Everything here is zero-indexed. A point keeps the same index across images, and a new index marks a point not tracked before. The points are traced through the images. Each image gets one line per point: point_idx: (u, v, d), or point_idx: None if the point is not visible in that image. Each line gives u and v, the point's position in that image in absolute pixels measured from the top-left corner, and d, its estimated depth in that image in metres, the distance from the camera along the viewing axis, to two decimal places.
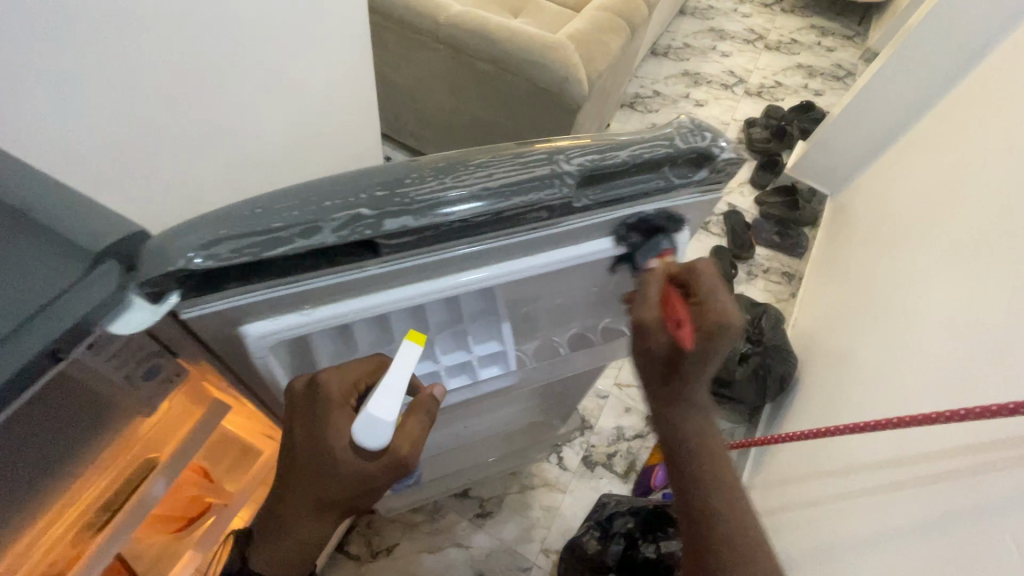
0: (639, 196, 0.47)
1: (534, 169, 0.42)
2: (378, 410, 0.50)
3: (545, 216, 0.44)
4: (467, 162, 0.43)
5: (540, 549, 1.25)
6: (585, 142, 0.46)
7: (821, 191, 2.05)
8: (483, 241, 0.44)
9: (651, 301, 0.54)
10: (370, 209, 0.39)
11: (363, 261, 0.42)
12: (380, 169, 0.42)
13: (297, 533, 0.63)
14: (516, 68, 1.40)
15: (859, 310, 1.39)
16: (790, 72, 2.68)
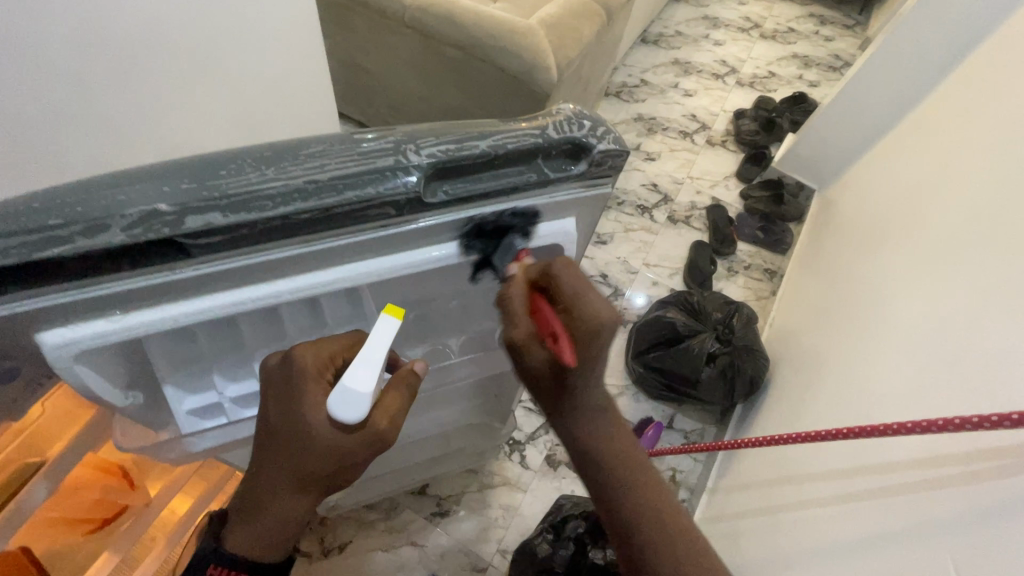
0: (485, 193, 0.48)
1: (371, 164, 0.44)
2: (354, 380, 0.49)
3: (379, 214, 0.45)
4: (304, 155, 0.44)
5: (496, 549, 1.22)
6: (440, 131, 0.47)
7: (809, 186, 1.99)
8: (315, 241, 0.45)
9: (518, 317, 0.53)
10: (174, 205, 0.40)
11: (169, 263, 0.41)
12: (218, 160, 0.44)
13: (271, 516, 0.59)
14: (484, 54, 1.35)
15: (833, 311, 1.34)
16: (785, 62, 2.61)
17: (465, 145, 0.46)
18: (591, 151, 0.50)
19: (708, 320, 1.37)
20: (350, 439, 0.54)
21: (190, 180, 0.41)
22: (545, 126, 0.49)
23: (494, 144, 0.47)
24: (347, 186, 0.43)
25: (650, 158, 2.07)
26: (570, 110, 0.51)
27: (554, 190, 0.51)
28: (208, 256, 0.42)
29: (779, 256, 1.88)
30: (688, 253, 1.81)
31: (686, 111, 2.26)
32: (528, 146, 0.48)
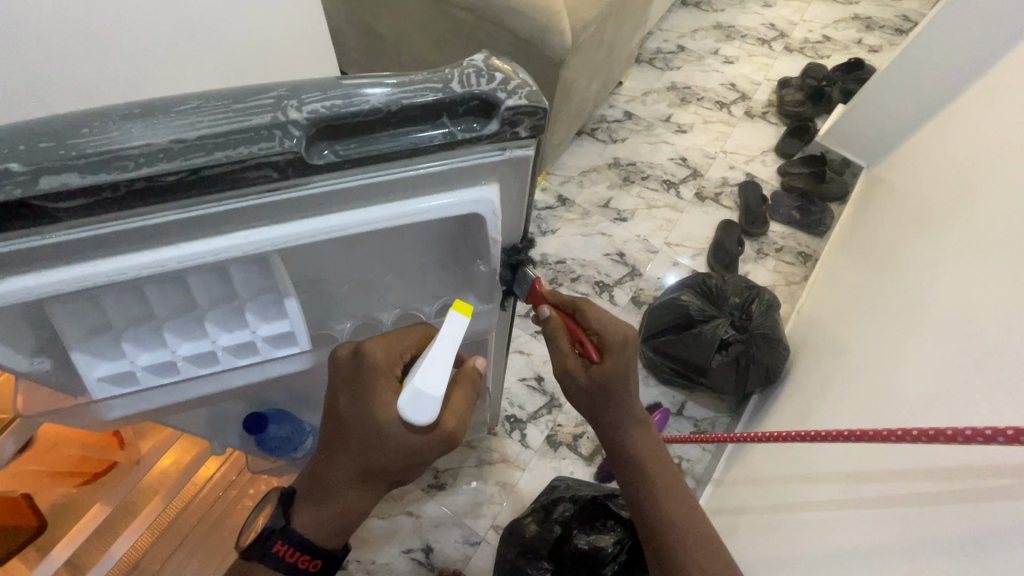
0: (378, 155, 0.41)
1: (246, 120, 0.38)
2: (425, 385, 0.51)
3: (257, 178, 0.39)
4: (175, 112, 0.38)
5: (491, 525, 1.22)
6: (327, 83, 0.40)
7: (856, 162, 1.82)
8: (193, 209, 0.40)
9: (565, 352, 0.75)
10: (26, 163, 0.34)
11: (38, 226, 0.36)
12: (89, 115, 0.38)
13: (344, 503, 0.67)
14: (495, 17, 1.29)
15: (865, 302, 1.23)
16: (843, 25, 2.37)
17: (353, 100, 0.39)
18: (500, 109, 0.41)
19: (724, 305, 1.29)
20: (418, 439, 0.59)
21: (47, 137, 0.36)
22: (449, 78, 0.41)
23: (385, 99, 0.40)
24: (219, 144, 0.37)
25: (681, 130, 1.94)
26: (483, 61, 0.43)
27: (461, 154, 0.44)
28: (76, 219, 0.37)
29: (815, 238, 1.74)
30: (714, 233, 1.71)
31: (725, 79, 2.11)
32: (425, 104, 0.40)
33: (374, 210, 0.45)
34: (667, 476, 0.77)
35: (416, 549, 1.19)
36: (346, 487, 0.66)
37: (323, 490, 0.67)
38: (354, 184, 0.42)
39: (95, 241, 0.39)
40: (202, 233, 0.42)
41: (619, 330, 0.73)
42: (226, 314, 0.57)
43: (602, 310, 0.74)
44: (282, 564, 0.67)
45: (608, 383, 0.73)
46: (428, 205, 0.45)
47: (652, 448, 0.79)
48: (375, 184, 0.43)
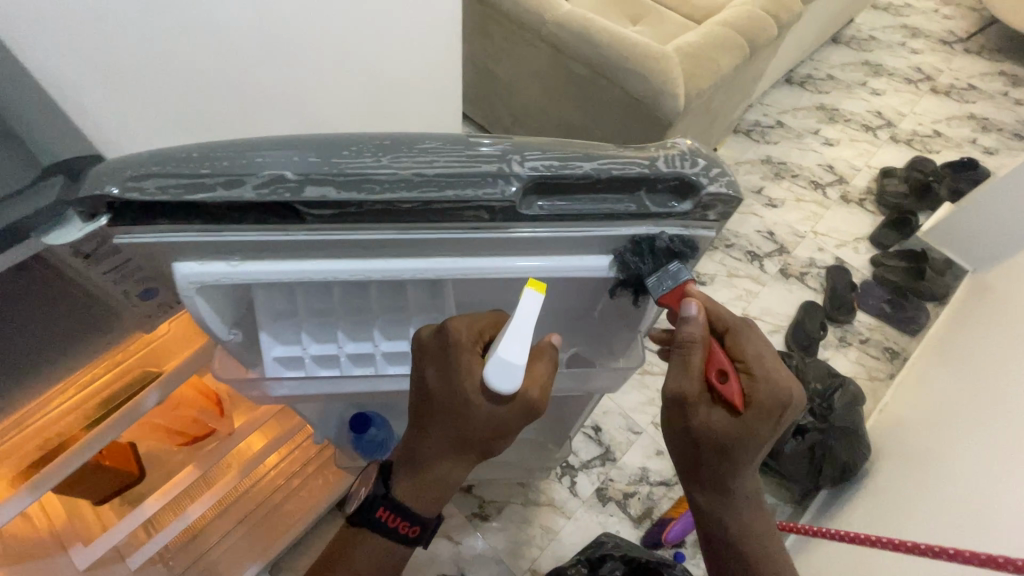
0: (586, 214, 0.41)
1: (477, 165, 0.39)
2: (508, 355, 0.47)
3: (467, 216, 0.39)
4: (419, 149, 0.40)
5: (528, 568, 1.20)
6: (543, 144, 0.41)
7: (959, 265, 1.73)
8: (411, 231, 0.40)
9: (695, 371, 0.55)
10: (301, 173, 0.37)
11: (285, 225, 0.37)
12: (346, 143, 0.41)
13: (437, 472, 0.62)
14: (612, 74, 1.35)
15: (959, 415, 1.15)
16: (956, 122, 2.30)
17: (570, 163, 0.40)
18: (697, 191, 0.41)
19: (803, 390, 1.24)
20: (507, 407, 0.55)
21: (318, 155, 0.38)
22: (653, 157, 0.41)
23: (596, 167, 0.41)
24: (455, 183, 0.38)
25: (772, 204, 1.93)
26: (681, 148, 0.43)
27: (647, 223, 0.43)
28: (320, 224, 0.38)
29: (905, 336, 1.65)
30: (796, 312, 1.66)
31: (823, 160, 2.08)
32: (628, 176, 0.41)
33: (571, 261, 0.46)
34: (764, 548, 0.66)
35: None
36: (445, 460, 0.61)
37: (416, 460, 0.63)
38: (557, 235, 0.42)
39: (311, 245, 0.40)
40: (400, 252, 0.43)
41: (778, 389, 0.55)
42: (392, 326, 0.62)
43: (760, 345, 0.57)
44: (385, 530, 0.64)
45: (735, 446, 0.56)
46: (607, 263, 0.46)
47: (756, 518, 0.65)
48: (564, 236, 0.42)
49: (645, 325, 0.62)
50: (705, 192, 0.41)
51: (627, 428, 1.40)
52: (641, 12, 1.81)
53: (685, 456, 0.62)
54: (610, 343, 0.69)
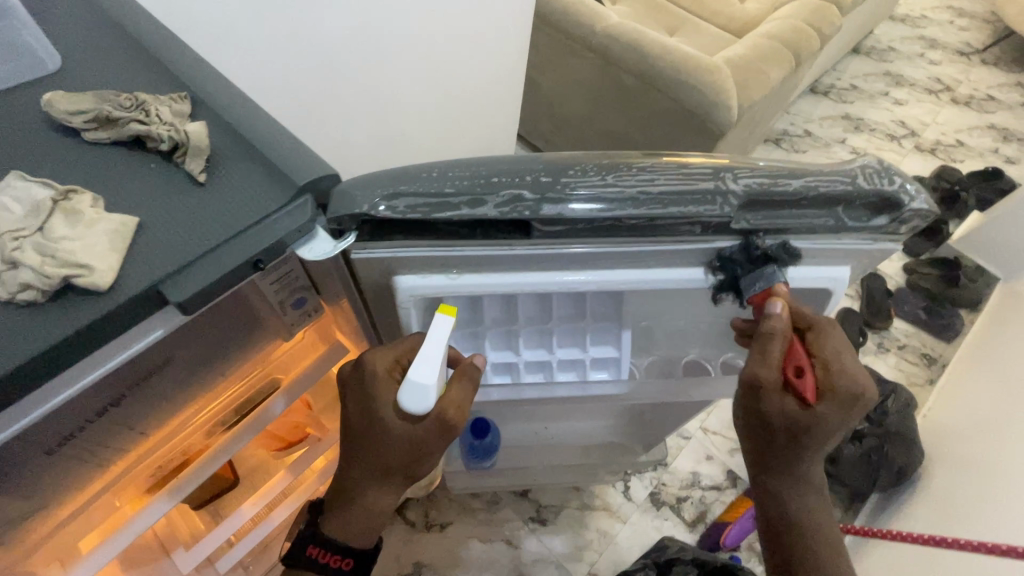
0: (804, 229, 0.38)
1: (693, 182, 0.36)
2: (418, 377, 0.46)
3: (682, 233, 0.37)
4: (636, 165, 0.37)
5: (587, 572, 1.22)
6: (751, 160, 0.38)
7: (990, 272, 1.76)
8: (628, 245, 0.38)
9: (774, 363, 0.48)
10: (534, 191, 0.34)
11: (514, 240, 0.36)
12: (560, 160, 0.38)
13: (361, 502, 0.57)
14: (662, 85, 1.37)
15: (1005, 419, 1.17)
16: (977, 131, 2.34)
17: (783, 178, 0.36)
18: (899, 209, 0.37)
19: None
20: (423, 430, 0.51)
21: (546, 172, 0.35)
22: (854, 173, 0.37)
23: (805, 186, 0.36)
24: (677, 202, 0.35)
25: None
26: (879, 161, 0.38)
27: (837, 239, 0.39)
28: (545, 240, 0.36)
29: (941, 343, 1.68)
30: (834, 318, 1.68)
31: None
32: (833, 196, 0.37)
33: (782, 272, 0.41)
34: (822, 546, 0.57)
35: None
36: (370, 491, 0.57)
37: (344, 494, 0.58)
38: (775, 249, 0.39)
39: (529, 259, 0.38)
40: (614, 265, 0.40)
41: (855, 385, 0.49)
42: None
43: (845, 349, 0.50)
44: (316, 567, 0.59)
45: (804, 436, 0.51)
46: (824, 271, 0.42)
47: (818, 517, 0.58)
48: (776, 251, 0.39)
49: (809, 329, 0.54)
50: (910, 209, 0.37)
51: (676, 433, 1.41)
52: (678, 22, 1.84)
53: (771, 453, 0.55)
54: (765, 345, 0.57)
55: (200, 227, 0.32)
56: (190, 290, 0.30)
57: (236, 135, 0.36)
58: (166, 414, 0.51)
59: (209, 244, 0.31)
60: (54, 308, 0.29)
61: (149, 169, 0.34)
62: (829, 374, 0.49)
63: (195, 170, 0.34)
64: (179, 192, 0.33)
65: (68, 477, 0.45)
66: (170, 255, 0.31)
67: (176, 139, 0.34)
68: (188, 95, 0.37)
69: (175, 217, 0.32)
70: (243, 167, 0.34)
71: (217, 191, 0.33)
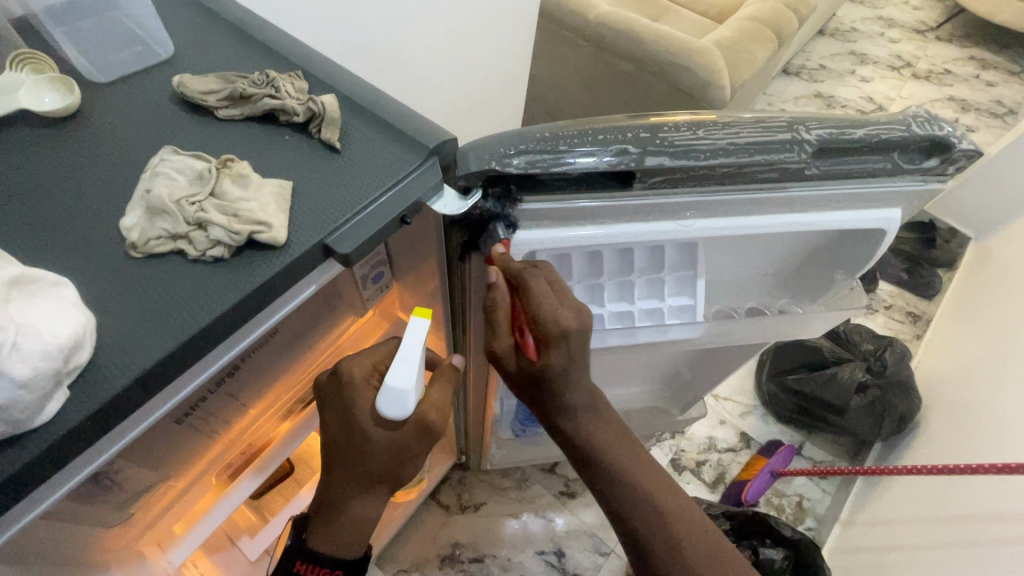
0: (864, 171, 0.43)
1: (772, 134, 0.40)
2: (396, 381, 0.49)
3: (762, 179, 0.42)
4: (720, 120, 0.41)
5: (619, 538, 1.26)
6: (817, 112, 0.43)
7: (963, 233, 1.88)
8: (713, 194, 0.42)
9: (501, 329, 0.49)
10: (637, 145, 0.38)
11: (616, 191, 0.40)
12: (650, 118, 0.42)
13: (347, 513, 0.59)
14: (657, 68, 1.43)
15: (993, 363, 1.26)
16: (939, 104, 2.49)
17: (848, 125, 0.41)
18: (948, 151, 0.42)
19: (857, 351, 1.34)
20: (403, 433, 0.53)
21: (643, 129, 0.39)
22: (906, 122, 0.42)
23: (867, 133, 0.41)
24: (761, 150, 0.40)
25: None
26: (925, 112, 0.44)
27: (890, 180, 0.45)
28: (643, 191, 0.41)
29: (924, 301, 1.78)
30: None
31: None
32: (893, 142, 0.42)
33: (843, 213, 0.46)
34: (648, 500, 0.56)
35: (548, 552, 1.24)
36: (356, 502, 0.59)
37: (329, 509, 0.60)
38: (837, 192, 0.44)
39: (625, 211, 0.42)
40: (698, 215, 0.44)
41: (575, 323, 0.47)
42: None
43: (551, 294, 0.46)
44: None
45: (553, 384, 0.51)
46: (879, 213, 0.47)
47: (616, 441, 0.57)
48: (838, 195, 0.45)
49: (862, 271, 0.58)
50: (957, 150, 0.42)
51: None
52: (660, 10, 1.91)
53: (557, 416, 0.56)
54: (812, 291, 0.62)
55: (348, 189, 0.35)
56: (354, 243, 0.33)
57: (360, 109, 0.39)
58: (263, 388, 0.53)
59: (360, 204, 0.34)
60: (237, 264, 0.32)
61: (285, 140, 0.37)
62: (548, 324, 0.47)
63: (332, 139, 0.37)
64: (320, 161, 0.36)
65: (184, 449, 0.48)
66: (329, 213, 0.34)
67: (313, 110, 0.37)
68: (303, 75, 0.40)
69: (322, 181, 0.35)
70: (372, 137, 0.38)
71: (355, 157, 0.37)
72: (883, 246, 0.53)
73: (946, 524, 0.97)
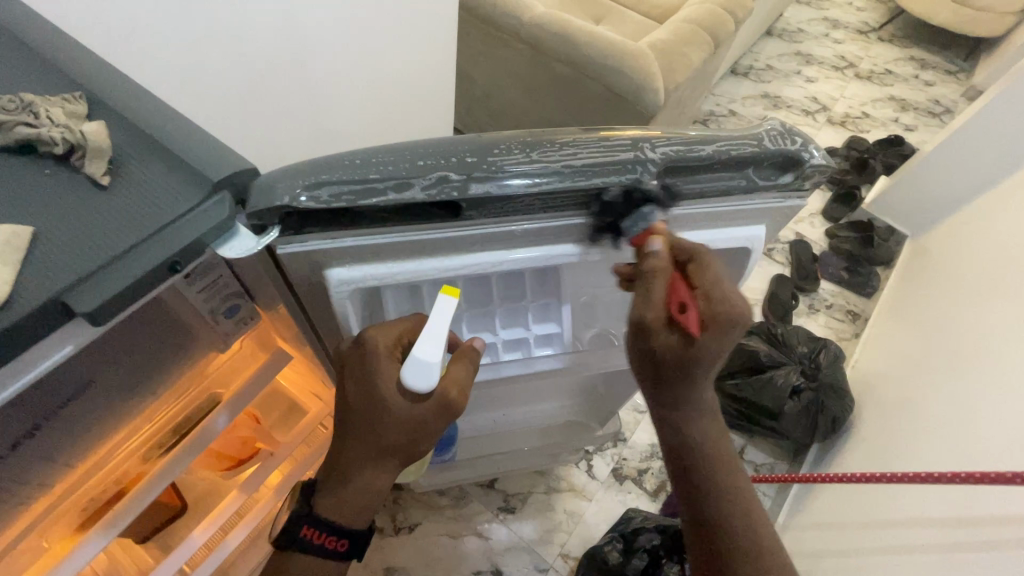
0: (721, 191, 0.41)
1: (613, 155, 0.38)
2: (425, 352, 0.49)
3: (614, 204, 0.39)
4: (559, 142, 0.38)
5: (559, 553, 1.24)
6: (668, 130, 0.41)
7: (900, 231, 1.93)
8: (556, 220, 0.40)
9: (658, 300, 0.43)
10: (458, 172, 0.35)
11: (445, 223, 0.36)
12: (485, 138, 0.39)
13: (357, 478, 0.56)
14: (593, 72, 1.40)
15: (924, 365, 1.29)
16: (880, 103, 2.54)
17: (696, 145, 0.39)
18: (801, 165, 0.41)
19: (793, 354, 1.35)
20: (423, 408, 0.52)
21: (471, 152, 0.36)
22: (760, 136, 0.41)
23: (715, 150, 0.39)
24: (600, 173, 0.37)
25: None
26: (781, 123, 0.43)
27: (750, 198, 0.43)
28: (476, 219, 0.37)
29: (864, 299, 1.82)
30: (769, 285, 1.78)
31: None
32: (744, 157, 0.40)
33: (698, 234, 0.47)
34: (740, 514, 0.58)
35: (485, 570, 1.21)
36: (367, 470, 0.56)
37: (339, 472, 0.57)
38: (693, 215, 0.42)
39: (467, 242, 0.39)
40: (548, 242, 0.42)
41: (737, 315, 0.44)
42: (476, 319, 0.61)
43: (726, 276, 0.46)
44: (313, 550, 0.58)
45: (696, 366, 0.47)
46: (740, 233, 0.47)
47: (717, 455, 0.61)
48: (696, 216, 0.43)
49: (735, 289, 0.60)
50: (811, 163, 0.41)
51: (633, 409, 1.46)
52: (603, 11, 1.89)
53: (682, 409, 0.59)
54: None
55: (105, 232, 0.30)
56: (97, 300, 0.28)
57: (143, 134, 0.34)
58: (92, 442, 0.48)
59: (115, 251, 0.30)
60: None
61: (44, 174, 0.32)
62: (713, 302, 0.45)
63: (97, 172, 0.32)
64: (76, 199, 0.31)
65: None
66: (71, 260, 0.29)
67: (72, 139, 0.31)
68: (83, 95, 0.35)
69: (77, 222, 0.30)
70: (148, 167, 0.33)
71: (123, 193, 0.32)
72: (749, 266, 0.54)
73: (875, 531, 0.98)
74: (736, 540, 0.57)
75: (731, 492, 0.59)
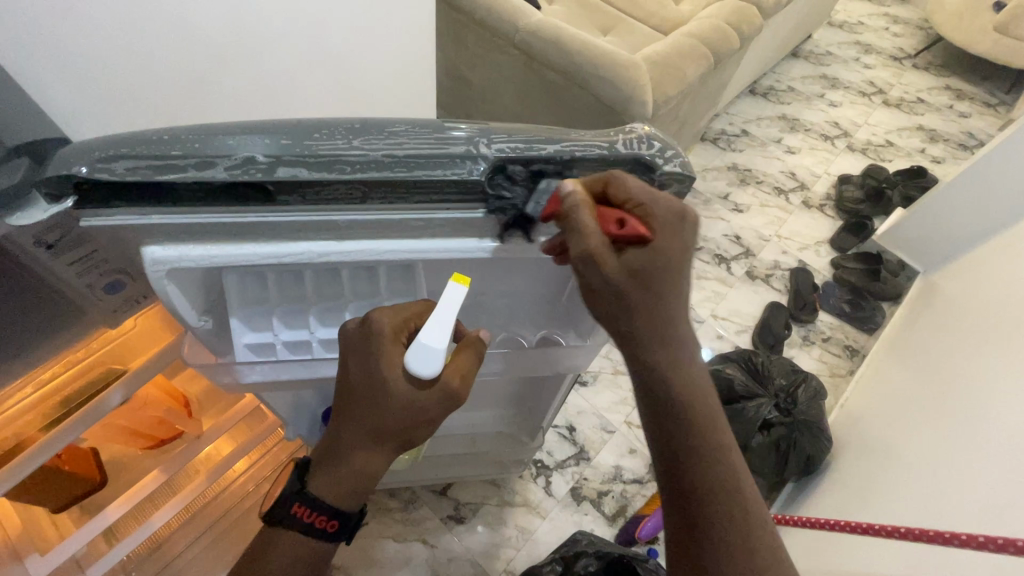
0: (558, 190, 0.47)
1: (444, 147, 0.43)
2: (432, 339, 0.48)
3: (447, 194, 0.44)
4: (387, 132, 0.43)
5: (504, 569, 1.20)
6: (509, 126, 0.46)
7: (912, 266, 1.83)
8: (375, 208, 0.44)
9: (590, 227, 0.44)
10: (264, 156, 0.40)
11: (259, 205, 0.41)
12: (315, 122, 0.43)
13: (352, 461, 0.56)
14: (582, 82, 1.39)
15: (911, 410, 1.21)
16: (907, 133, 2.43)
17: (535, 145, 0.45)
18: (654, 170, 0.48)
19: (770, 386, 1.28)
20: (423, 394, 0.52)
21: (287, 136, 0.41)
22: (615, 141, 0.47)
23: (559, 149, 0.45)
24: (422, 165, 0.42)
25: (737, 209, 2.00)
26: (643, 129, 0.48)
27: None
28: (293, 202, 0.42)
29: (864, 335, 1.73)
30: (762, 312, 1.71)
31: (785, 167, 2.17)
32: (589, 160, 0.46)
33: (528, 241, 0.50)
34: (726, 482, 0.52)
35: None
36: (361, 455, 0.56)
37: (334, 454, 0.57)
38: (530, 214, 0.48)
39: (278, 226, 0.44)
40: (375, 235, 0.47)
41: (681, 195, 0.46)
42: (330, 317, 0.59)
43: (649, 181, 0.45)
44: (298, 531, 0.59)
45: (651, 286, 0.46)
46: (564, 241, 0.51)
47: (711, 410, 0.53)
48: (531, 217, 0.48)
49: None
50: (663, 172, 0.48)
51: (600, 427, 1.41)
52: (612, 22, 1.86)
53: (675, 349, 0.50)
54: (579, 324, 0.66)
55: None
56: None
57: None
58: None
59: None
60: None
61: None
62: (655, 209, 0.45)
63: None
64: None
65: None
66: None
67: None
68: None
69: None
70: None
71: None
72: None
73: None
74: (717, 514, 0.51)
75: (720, 457, 0.52)
